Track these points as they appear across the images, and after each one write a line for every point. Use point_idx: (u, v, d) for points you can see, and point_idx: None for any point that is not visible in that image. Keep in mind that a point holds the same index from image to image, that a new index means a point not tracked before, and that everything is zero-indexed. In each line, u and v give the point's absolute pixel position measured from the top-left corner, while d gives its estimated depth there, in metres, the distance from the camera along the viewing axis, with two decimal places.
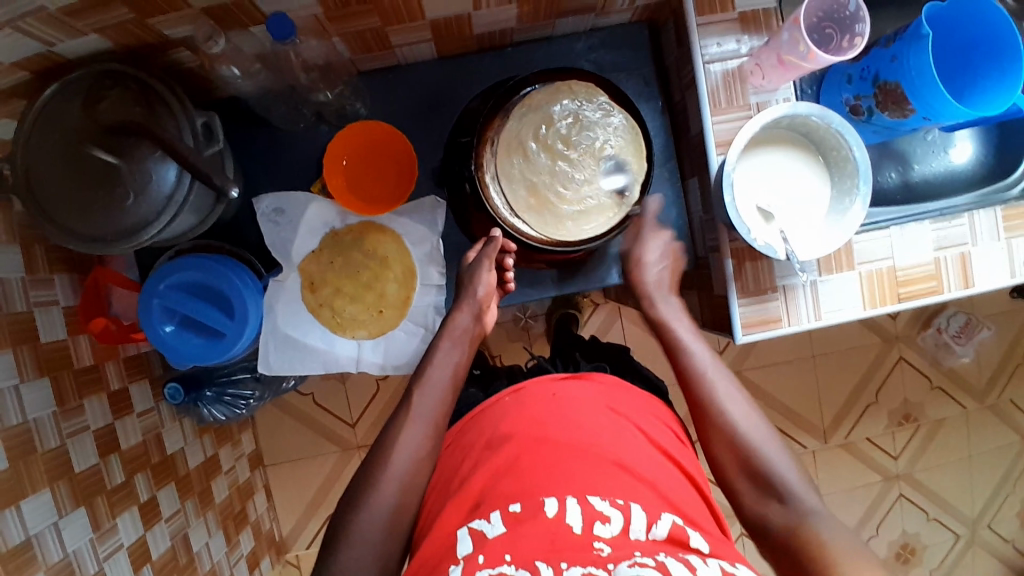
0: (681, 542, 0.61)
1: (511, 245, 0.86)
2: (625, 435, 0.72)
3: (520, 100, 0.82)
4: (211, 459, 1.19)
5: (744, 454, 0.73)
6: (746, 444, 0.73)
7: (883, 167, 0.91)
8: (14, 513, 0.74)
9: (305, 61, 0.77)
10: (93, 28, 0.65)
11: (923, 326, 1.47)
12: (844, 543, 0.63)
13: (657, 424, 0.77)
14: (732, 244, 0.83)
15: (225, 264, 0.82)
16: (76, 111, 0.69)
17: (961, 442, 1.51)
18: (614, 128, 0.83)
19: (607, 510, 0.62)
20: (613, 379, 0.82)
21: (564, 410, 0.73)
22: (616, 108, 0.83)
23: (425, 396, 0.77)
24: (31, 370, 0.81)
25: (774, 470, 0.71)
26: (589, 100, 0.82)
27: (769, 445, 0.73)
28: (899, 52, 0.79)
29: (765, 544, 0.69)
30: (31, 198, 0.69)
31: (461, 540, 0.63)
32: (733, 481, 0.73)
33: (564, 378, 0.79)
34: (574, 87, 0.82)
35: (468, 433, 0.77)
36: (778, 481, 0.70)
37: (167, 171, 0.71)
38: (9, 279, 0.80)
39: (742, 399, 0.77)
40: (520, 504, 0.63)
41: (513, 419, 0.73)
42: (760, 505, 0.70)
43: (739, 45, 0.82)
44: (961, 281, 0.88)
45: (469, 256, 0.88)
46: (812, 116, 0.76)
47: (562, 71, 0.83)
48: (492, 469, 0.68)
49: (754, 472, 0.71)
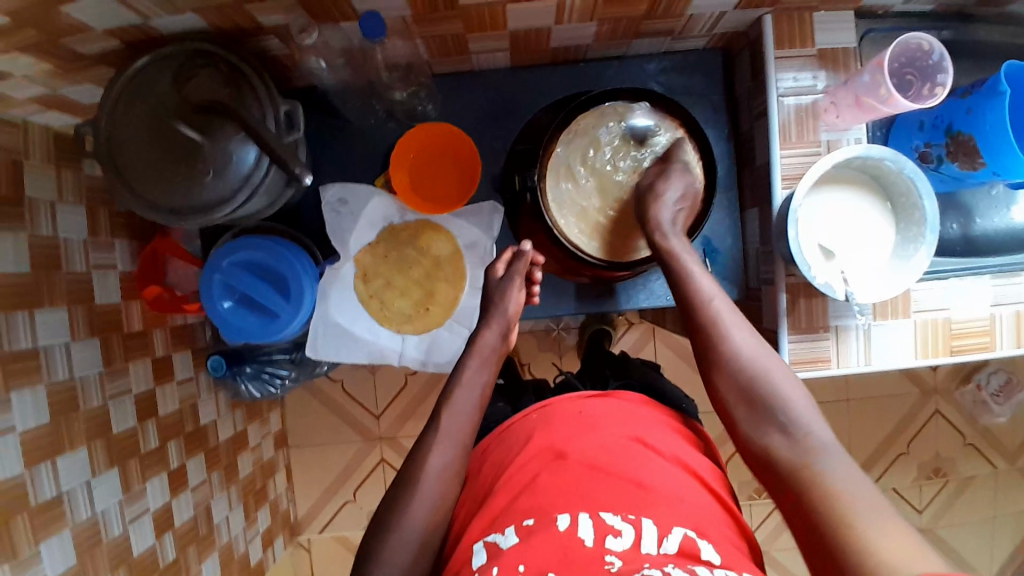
0: (692, 556, 0.60)
1: (540, 256, 0.87)
2: (647, 454, 0.70)
3: (570, 125, 0.83)
4: (239, 434, 1.21)
5: (748, 384, 0.70)
6: (750, 374, 0.70)
7: (945, 218, 0.89)
8: (49, 467, 0.77)
9: (387, 59, 0.79)
10: (190, 7, 0.67)
11: (962, 381, 1.44)
12: (851, 481, 0.60)
13: (686, 444, 0.75)
14: (789, 278, 0.83)
15: (287, 247, 0.85)
16: (166, 86, 0.72)
17: (989, 503, 1.47)
18: (662, 147, 0.86)
19: (618, 524, 0.61)
20: (640, 398, 0.81)
21: (592, 430, 0.72)
22: (662, 126, 0.85)
23: (451, 420, 0.75)
24: (82, 330, 0.84)
25: (782, 405, 0.67)
26: (635, 122, 0.84)
27: (777, 375, 0.70)
28: (976, 106, 0.78)
29: (770, 477, 0.66)
30: (114, 166, 0.72)
31: (476, 553, 0.63)
32: (738, 414, 0.70)
33: (592, 395, 0.79)
34: (619, 110, 0.84)
35: (496, 450, 0.77)
36: (784, 414, 0.67)
37: (247, 154, 0.73)
38: (71, 240, 0.83)
39: (743, 327, 0.74)
40: (534, 518, 0.63)
41: (537, 436, 0.73)
42: (764, 438, 0.67)
43: (816, 82, 0.81)
44: (1014, 340, 0.86)
45: (496, 271, 0.87)
46: (885, 160, 0.75)
47: (607, 93, 0.83)
48: (513, 487, 0.68)
49: (758, 402, 0.69)
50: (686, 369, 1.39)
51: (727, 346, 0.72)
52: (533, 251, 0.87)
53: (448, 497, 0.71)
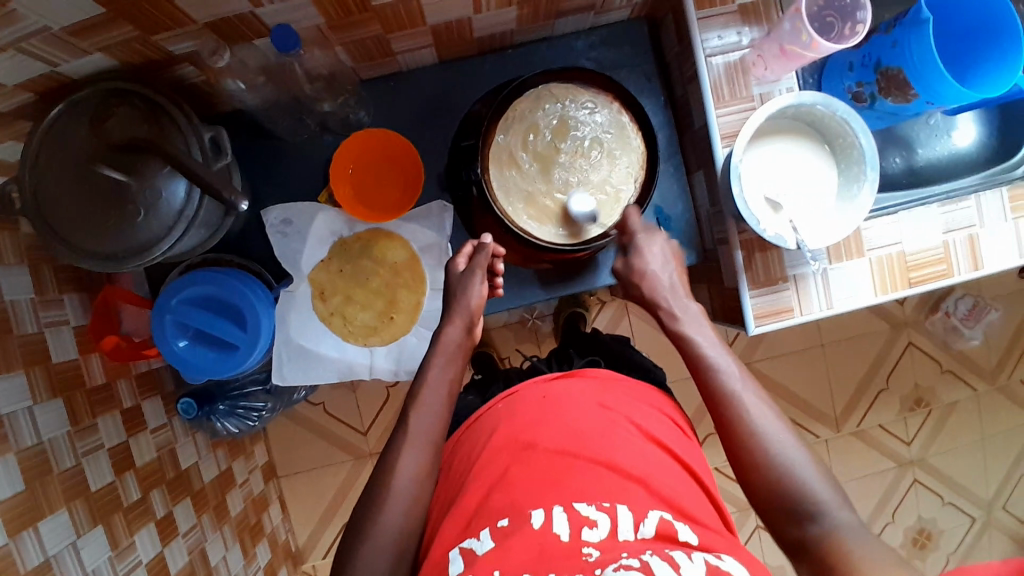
0: (670, 537, 0.60)
1: (501, 250, 0.83)
2: (617, 431, 0.70)
3: (506, 111, 0.82)
4: (225, 472, 1.19)
5: (776, 477, 0.68)
6: (779, 469, 0.68)
7: (887, 153, 0.90)
8: (32, 534, 0.74)
9: (309, 71, 0.77)
10: (97, 47, 0.65)
11: (931, 310, 1.47)
12: (880, 559, 0.60)
13: (653, 413, 0.76)
14: (741, 235, 0.84)
15: (236, 277, 0.83)
16: (85, 132, 0.69)
17: (973, 425, 1.51)
18: (602, 125, 0.84)
19: (593, 515, 0.61)
20: (607, 372, 0.81)
21: (558, 412, 0.72)
22: (600, 103, 0.84)
23: (422, 419, 0.75)
24: (43, 392, 0.81)
25: (809, 495, 0.66)
26: (572, 101, 0.83)
27: (801, 463, 0.68)
28: (901, 38, 0.78)
29: (804, 567, 0.65)
30: (41, 219, 0.69)
31: (451, 561, 0.62)
32: (768, 508, 0.68)
33: (557, 377, 0.78)
34: (555, 91, 0.83)
35: (464, 446, 0.76)
36: (812, 504, 0.66)
37: (177, 187, 0.71)
38: (19, 301, 0.79)
39: (772, 414, 0.72)
40: (508, 518, 0.62)
41: (503, 428, 0.72)
42: (799, 529, 0.66)
43: (741, 37, 0.82)
44: (971, 263, 0.88)
45: (457, 267, 0.83)
46: (817, 104, 0.76)
47: (542, 75, 0.83)
48: (483, 484, 0.67)
49: (791, 496, 0.67)
50: (663, 339, 1.40)
51: (752, 438, 0.70)
52: (493, 243, 0.84)
53: None
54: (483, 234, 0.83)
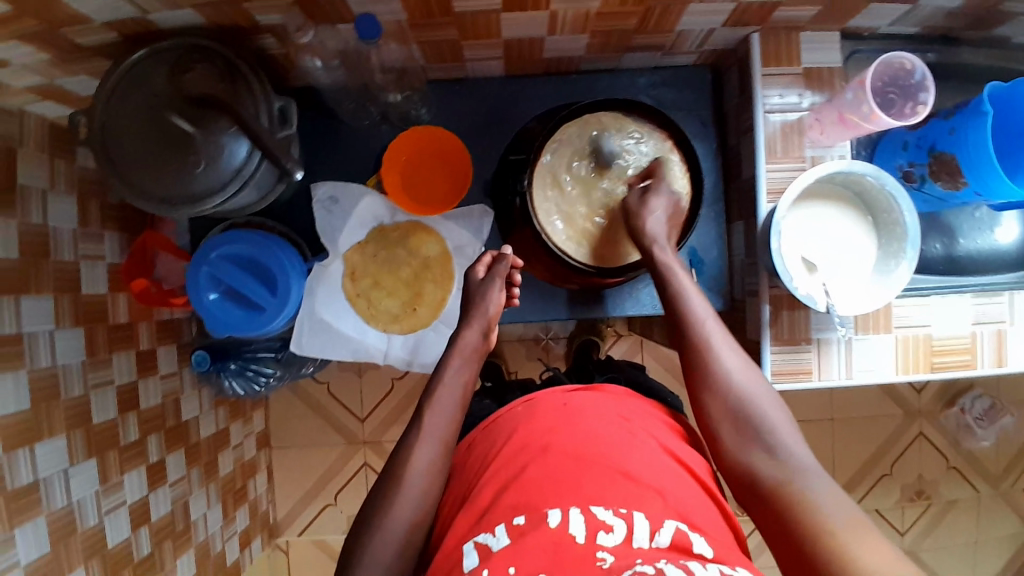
0: (684, 548, 0.59)
1: (519, 262, 0.89)
2: (635, 442, 0.70)
3: (553, 134, 0.84)
4: (221, 432, 1.20)
5: (736, 405, 0.71)
6: (738, 396, 0.71)
7: (928, 238, 0.90)
8: (27, 454, 0.76)
9: (383, 62, 0.82)
10: (190, 3, 0.68)
11: (947, 404, 1.45)
12: (831, 498, 0.62)
13: (670, 433, 0.75)
14: (772, 290, 0.85)
15: (274, 242, 0.85)
16: (163, 80, 0.72)
17: (970, 528, 1.47)
18: (646, 155, 0.86)
19: (610, 520, 0.60)
20: (624, 390, 0.81)
21: (576, 420, 0.72)
22: (643, 131, 0.86)
23: (436, 417, 0.76)
24: (68, 318, 0.83)
25: (767, 426, 0.69)
26: (617, 131, 0.85)
27: (759, 395, 0.71)
28: (958, 126, 0.79)
29: (751, 494, 0.67)
30: (107, 158, 0.72)
31: (467, 553, 0.61)
32: (722, 431, 0.71)
33: (577, 389, 0.78)
34: (602, 119, 0.85)
35: (481, 443, 0.76)
36: (768, 431, 0.69)
37: (239, 147, 0.73)
38: (61, 228, 0.83)
39: (736, 349, 0.75)
40: (524, 515, 0.61)
41: (523, 429, 0.72)
42: (749, 459, 0.69)
43: (801, 100, 0.83)
44: (995, 359, 0.87)
45: (475, 274, 0.88)
46: (867, 175, 0.77)
47: (591, 103, 0.85)
48: (500, 481, 0.67)
49: (745, 423, 0.70)
50: (673, 384, 1.40)
51: (717, 362, 0.73)
52: (511, 254, 0.90)
53: (425, 493, 0.71)
54: (506, 246, 0.90)
